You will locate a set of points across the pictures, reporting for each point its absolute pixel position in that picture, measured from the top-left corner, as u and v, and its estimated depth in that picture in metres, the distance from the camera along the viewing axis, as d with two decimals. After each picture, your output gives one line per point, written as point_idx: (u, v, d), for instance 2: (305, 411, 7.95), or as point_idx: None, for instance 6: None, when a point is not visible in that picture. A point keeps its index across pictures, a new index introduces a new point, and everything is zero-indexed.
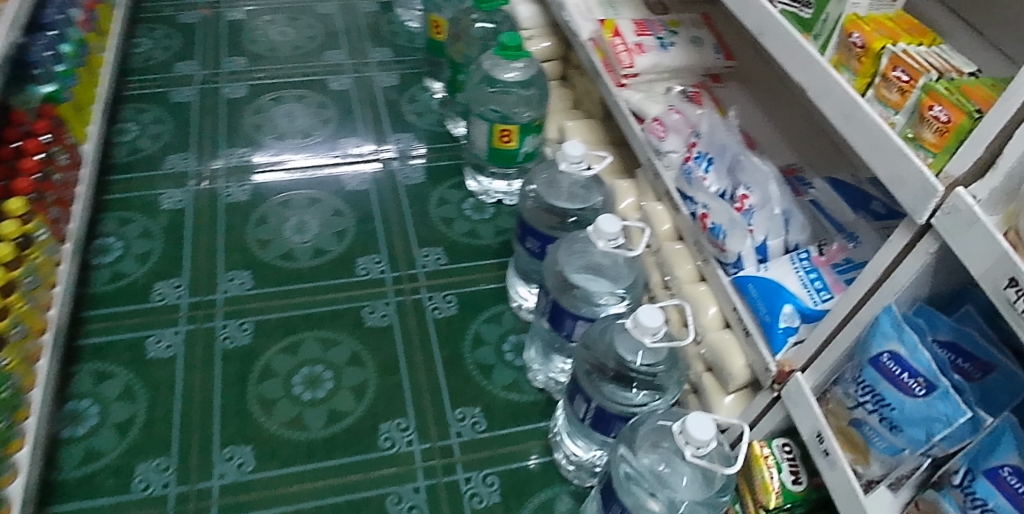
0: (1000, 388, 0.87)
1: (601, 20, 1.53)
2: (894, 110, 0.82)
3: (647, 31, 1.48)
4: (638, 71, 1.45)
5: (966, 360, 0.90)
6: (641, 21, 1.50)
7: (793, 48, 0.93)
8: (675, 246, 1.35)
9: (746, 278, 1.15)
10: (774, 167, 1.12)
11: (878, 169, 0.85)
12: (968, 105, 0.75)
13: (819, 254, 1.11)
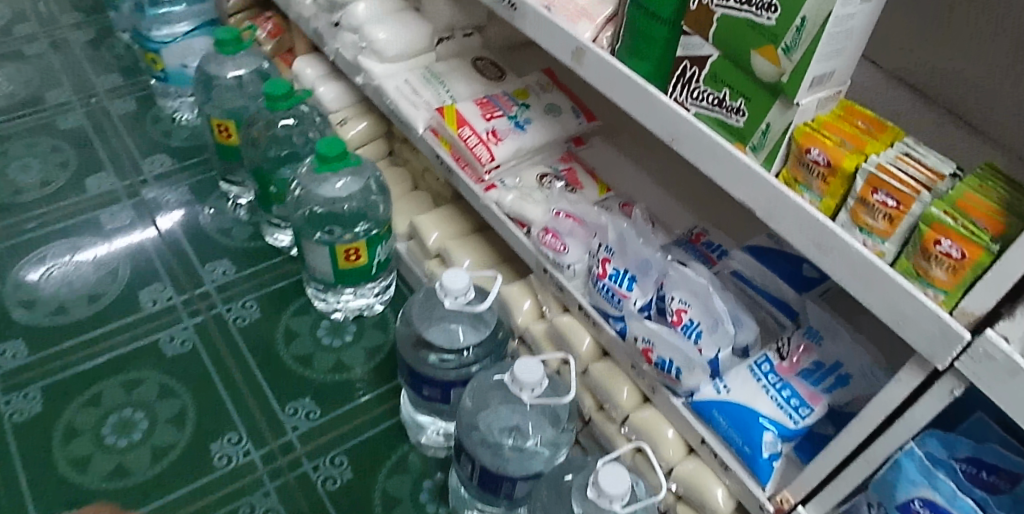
0: None
1: (437, 107, 1.27)
2: (881, 237, 0.65)
3: (496, 112, 1.24)
4: (500, 162, 1.21)
5: (990, 473, 0.76)
6: (485, 100, 1.26)
7: (725, 162, 0.73)
8: (603, 365, 1.14)
9: (708, 404, 0.97)
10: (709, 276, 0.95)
11: (871, 304, 0.68)
12: (985, 234, 0.59)
13: (781, 361, 0.95)
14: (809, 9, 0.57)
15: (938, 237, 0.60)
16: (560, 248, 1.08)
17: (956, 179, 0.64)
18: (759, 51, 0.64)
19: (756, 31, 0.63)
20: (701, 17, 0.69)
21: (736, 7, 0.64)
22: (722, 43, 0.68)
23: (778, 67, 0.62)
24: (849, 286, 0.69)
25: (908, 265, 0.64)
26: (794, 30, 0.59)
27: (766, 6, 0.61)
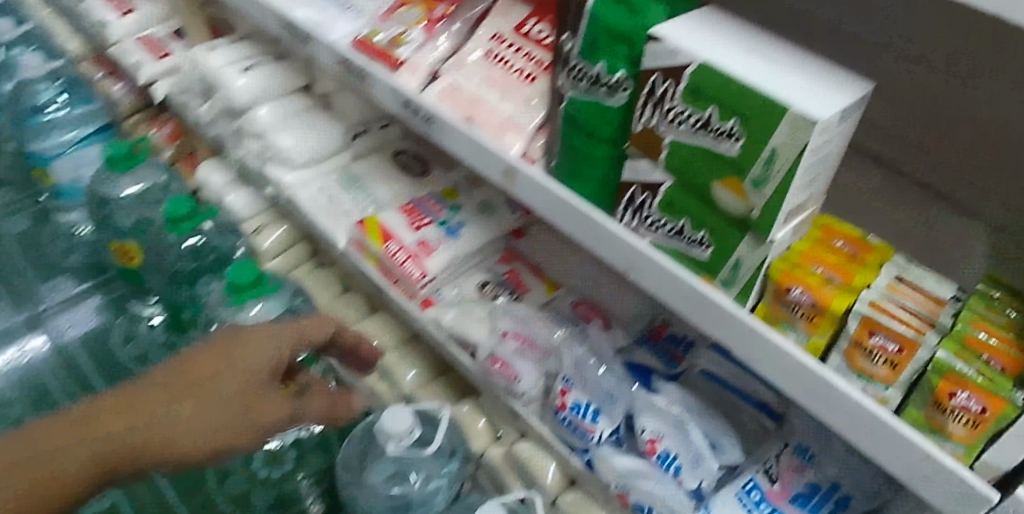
0: None
1: (358, 219, 1.15)
2: (883, 383, 0.55)
3: (423, 218, 1.14)
4: (434, 276, 1.09)
5: None
6: (411, 206, 1.15)
7: (690, 299, 0.62)
8: (574, 494, 1.01)
9: None
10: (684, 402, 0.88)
11: (877, 456, 0.58)
12: (1010, 387, 0.49)
13: (772, 485, 0.83)
14: (779, 141, 0.47)
15: (954, 389, 0.50)
16: (510, 374, 0.98)
17: (959, 307, 0.55)
18: (722, 183, 0.54)
19: (716, 161, 0.53)
20: (648, 141, 0.58)
21: (688, 133, 0.53)
22: (675, 169, 0.57)
23: (747, 202, 0.52)
24: (850, 434, 0.58)
25: (917, 415, 0.54)
26: (763, 163, 0.49)
27: (725, 134, 0.51)
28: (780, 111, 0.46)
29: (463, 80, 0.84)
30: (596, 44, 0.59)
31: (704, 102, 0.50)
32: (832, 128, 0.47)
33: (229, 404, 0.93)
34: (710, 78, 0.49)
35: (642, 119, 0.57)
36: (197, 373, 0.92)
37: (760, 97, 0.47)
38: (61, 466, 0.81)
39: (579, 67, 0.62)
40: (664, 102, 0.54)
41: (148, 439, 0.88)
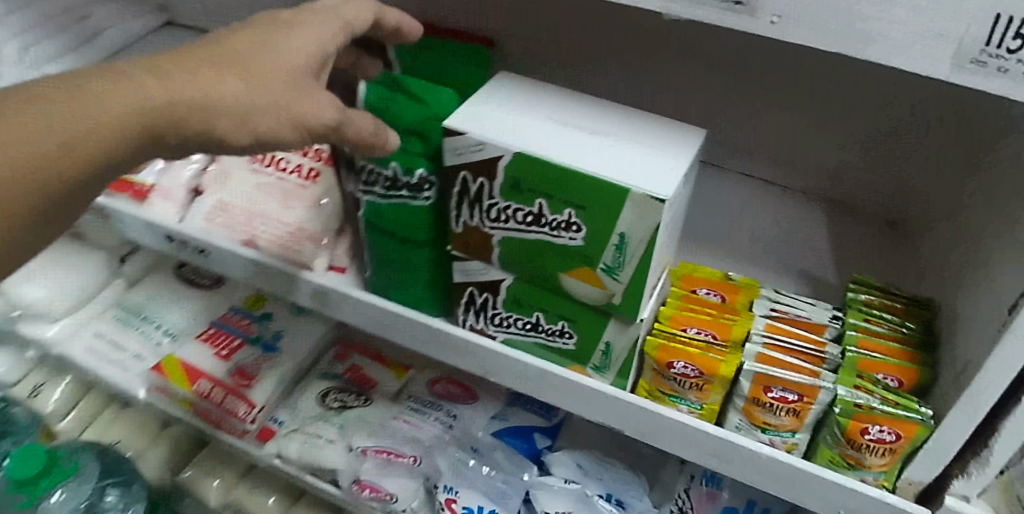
0: None
1: (152, 365, 0.92)
2: (790, 431, 0.51)
3: (232, 341, 0.95)
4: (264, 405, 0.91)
5: None
6: (213, 330, 0.95)
7: (567, 390, 0.55)
8: None
9: None
10: (576, 470, 0.84)
11: (799, 501, 0.53)
12: (915, 405, 0.46)
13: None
14: (627, 224, 0.40)
15: (865, 425, 0.46)
16: (384, 496, 0.85)
17: (839, 328, 0.52)
18: (570, 273, 0.45)
19: (559, 253, 0.44)
20: (473, 241, 0.48)
21: (518, 228, 0.44)
22: (513, 266, 0.48)
23: (605, 291, 0.45)
24: (767, 485, 0.54)
25: (832, 455, 0.50)
26: (615, 249, 0.42)
27: (563, 224, 0.42)
28: (620, 193, 0.38)
29: (231, 195, 0.70)
30: (380, 141, 0.48)
31: (530, 193, 0.42)
32: (679, 195, 0.41)
33: (282, 116, 0.40)
34: (530, 167, 0.40)
35: (458, 219, 0.47)
36: (243, 45, 0.40)
37: (593, 181, 0.39)
38: (137, 94, 0.37)
39: (369, 170, 0.50)
40: (480, 199, 0.44)
41: (187, 96, 0.38)
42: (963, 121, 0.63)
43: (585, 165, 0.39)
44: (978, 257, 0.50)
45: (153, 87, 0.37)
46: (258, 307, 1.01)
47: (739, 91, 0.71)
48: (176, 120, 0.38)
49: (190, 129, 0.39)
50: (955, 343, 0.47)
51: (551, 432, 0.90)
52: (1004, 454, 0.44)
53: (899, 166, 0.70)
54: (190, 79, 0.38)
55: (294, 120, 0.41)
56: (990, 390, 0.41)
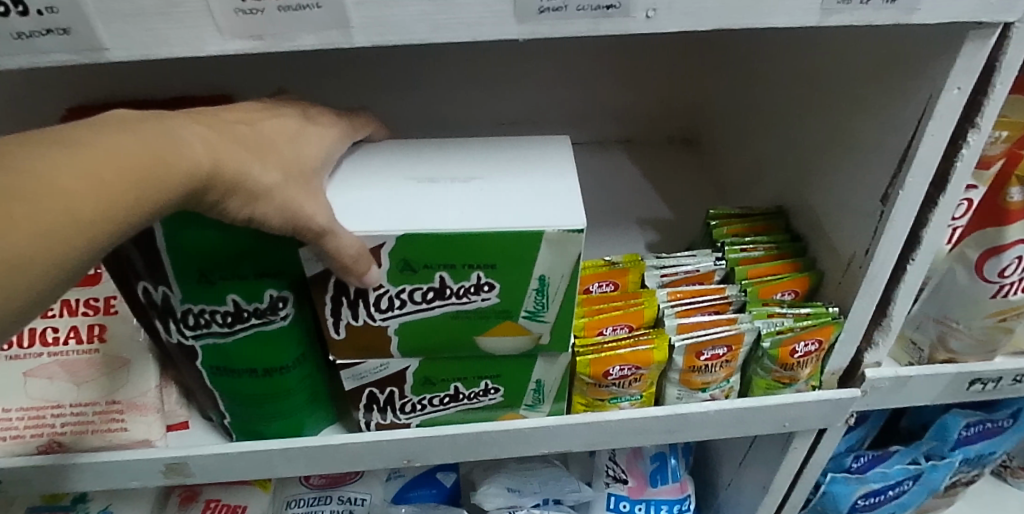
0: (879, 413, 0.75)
1: None
2: (725, 380, 0.51)
3: None
4: None
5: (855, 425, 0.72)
6: None
7: (508, 435, 0.50)
8: None
9: None
10: (509, 495, 0.74)
11: (747, 434, 0.54)
12: (822, 309, 0.49)
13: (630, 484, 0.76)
14: (545, 264, 0.36)
15: (792, 346, 0.48)
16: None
17: (725, 266, 0.53)
18: (488, 333, 0.40)
19: (472, 319, 0.39)
20: (361, 343, 0.41)
21: (418, 310, 0.38)
22: (418, 350, 0.42)
23: (533, 336, 0.40)
24: (718, 435, 0.54)
25: (767, 382, 0.51)
26: (537, 295, 0.38)
27: (473, 289, 0.37)
28: (530, 239, 0.34)
29: None
30: (205, 277, 0.38)
31: (427, 269, 0.36)
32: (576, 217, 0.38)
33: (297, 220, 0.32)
34: (420, 243, 0.34)
35: (338, 326, 0.39)
36: (263, 134, 0.33)
37: (497, 235, 0.34)
38: (158, 149, 0.28)
39: (196, 313, 0.40)
40: (364, 297, 0.37)
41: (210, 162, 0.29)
42: (716, 46, 0.68)
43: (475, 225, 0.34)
44: (801, 163, 0.54)
45: (176, 141, 0.29)
46: (63, 495, 0.69)
47: (523, 71, 0.66)
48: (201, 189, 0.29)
49: (210, 194, 0.30)
50: (821, 241, 0.52)
51: (451, 466, 0.84)
52: (902, 312, 0.50)
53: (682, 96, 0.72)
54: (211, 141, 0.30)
55: (307, 222, 0.32)
56: (882, 270, 0.47)
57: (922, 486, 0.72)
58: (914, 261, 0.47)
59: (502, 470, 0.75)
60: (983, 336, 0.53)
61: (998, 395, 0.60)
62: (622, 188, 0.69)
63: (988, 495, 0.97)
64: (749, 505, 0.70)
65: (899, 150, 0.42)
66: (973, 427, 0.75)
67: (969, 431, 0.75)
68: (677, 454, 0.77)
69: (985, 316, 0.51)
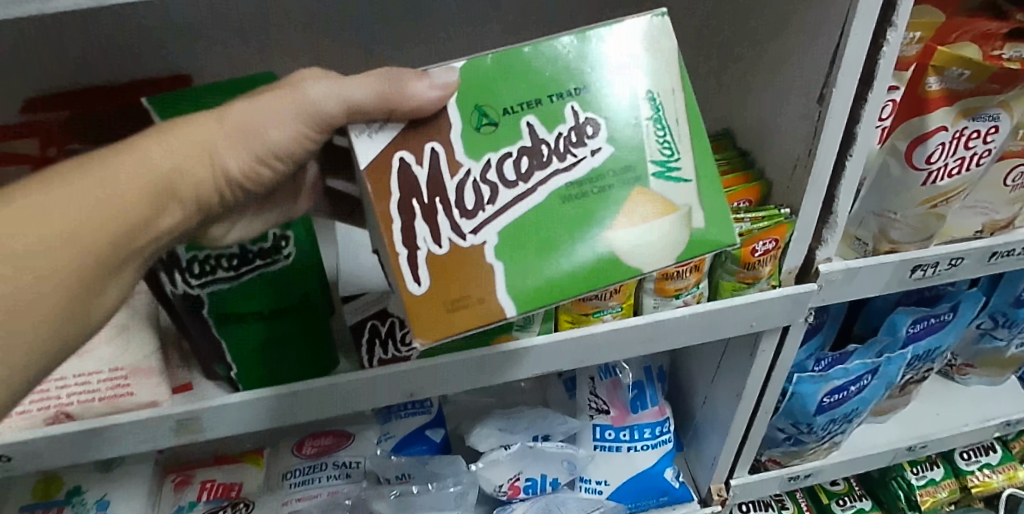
0: (832, 320, 0.81)
1: None
2: (694, 286, 0.55)
3: None
4: None
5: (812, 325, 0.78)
6: None
7: (504, 358, 0.53)
8: None
9: (617, 496, 0.78)
10: (500, 432, 0.75)
11: (720, 336, 0.59)
12: (774, 210, 0.54)
13: (613, 414, 0.78)
14: (649, 78, 0.39)
15: (752, 246, 0.53)
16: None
17: None
18: (619, 223, 0.39)
19: (592, 191, 0.38)
20: (458, 280, 0.38)
21: (518, 190, 0.38)
22: (539, 279, 0.38)
23: (677, 204, 0.39)
24: (694, 340, 0.58)
25: (732, 284, 0.56)
26: (655, 128, 0.39)
27: (580, 134, 0.38)
28: (608, 38, 0.38)
29: None
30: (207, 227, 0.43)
31: (513, 116, 0.37)
32: None
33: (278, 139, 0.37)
34: (489, 73, 0.37)
35: (422, 260, 0.37)
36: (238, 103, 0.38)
37: (573, 45, 0.38)
38: (112, 183, 0.33)
39: (201, 260, 0.44)
40: (444, 199, 0.37)
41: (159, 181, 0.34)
42: None
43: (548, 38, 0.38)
44: (744, 84, 0.58)
45: (124, 172, 0.34)
46: (59, 488, 0.70)
47: None
48: (167, 196, 0.35)
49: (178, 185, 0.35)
50: (767, 152, 0.57)
51: (440, 420, 0.79)
52: (848, 205, 0.55)
53: None
54: (150, 155, 0.34)
55: (315, 104, 0.37)
56: (825, 167, 0.52)
57: (881, 383, 0.78)
58: (851, 157, 0.52)
59: (493, 415, 0.77)
60: (919, 223, 0.59)
61: (936, 281, 0.66)
62: None
63: (938, 392, 1.05)
64: (725, 415, 0.75)
65: (829, 50, 0.47)
66: (917, 326, 0.81)
67: (915, 329, 0.81)
68: (653, 381, 0.79)
69: (918, 204, 0.57)
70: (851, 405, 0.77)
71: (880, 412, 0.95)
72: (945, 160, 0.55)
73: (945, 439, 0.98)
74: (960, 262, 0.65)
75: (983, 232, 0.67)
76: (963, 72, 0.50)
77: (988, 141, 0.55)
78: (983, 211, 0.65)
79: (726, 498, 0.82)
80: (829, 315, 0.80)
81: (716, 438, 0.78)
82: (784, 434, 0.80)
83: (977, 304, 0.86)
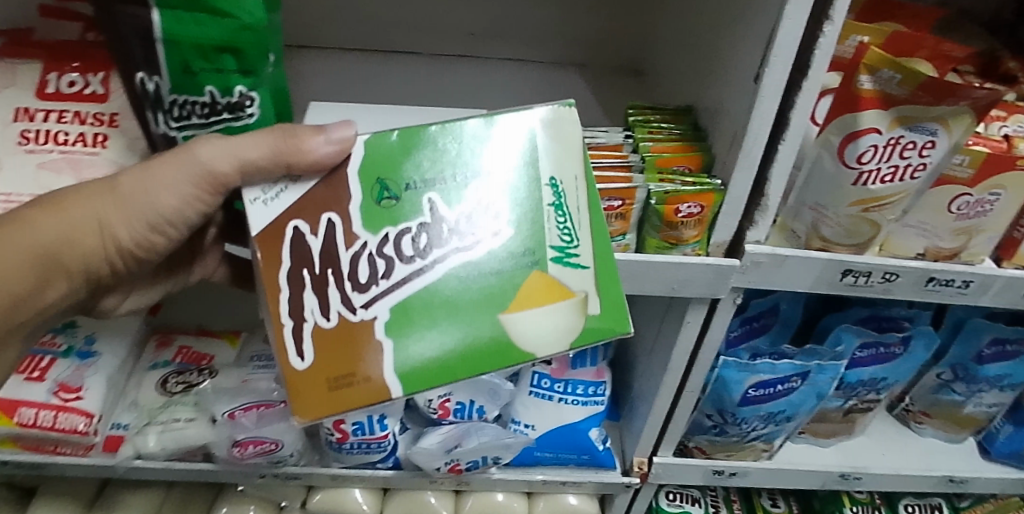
0: (784, 326, 0.83)
1: None
2: (622, 234, 0.60)
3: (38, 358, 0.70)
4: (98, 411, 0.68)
5: (757, 321, 0.80)
6: None
7: None
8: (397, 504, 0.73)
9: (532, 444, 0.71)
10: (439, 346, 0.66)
11: (641, 290, 0.63)
12: (706, 180, 0.59)
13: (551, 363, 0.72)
14: (553, 166, 0.43)
15: (677, 205, 0.58)
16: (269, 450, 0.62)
17: (633, 142, 0.62)
18: (513, 309, 0.41)
19: (490, 270, 0.41)
20: (344, 353, 0.41)
21: (414, 264, 0.41)
22: (427, 352, 0.40)
23: (574, 291, 0.42)
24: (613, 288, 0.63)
25: (657, 241, 0.61)
26: (556, 213, 0.42)
27: (482, 215, 0.42)
28: (513, 123, 0.43)
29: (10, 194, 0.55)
30: (187, 69, 0.48)
31: (412, 192, 0.42)
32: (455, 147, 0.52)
33: (159, 207, 0.49)
34: (388, 145, 0.42)
35: (308, 336, 0.41)
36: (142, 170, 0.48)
37: (476, 129, 0.42)
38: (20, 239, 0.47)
39: (180, 104, 0.49)
40: (337, 270, 0.41)
41: (56, 242, 0.48)
42: None
43: (453, 129, 0.42)
44: (711, 61, 0.62)
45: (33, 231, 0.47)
46: None
47: None
48: (68, 248, 0.49)
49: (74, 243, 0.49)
50: (717, 128, 0.61)
51: None
52: (780, 189, 0.59)
53: (621, 16, 0.75)
54: (57, 221, 0.48)
55: (204, 167, 0.45)
56: (756, 146, 0.56)
57: (816, 389, 0.77)
58: (783, 142, 0.56)
59: None
60: (850, 224, 0.63)
61: (866, 293, 0.70)
62: (558, 81, 0.74)
63: (890, 433, 1.05)
64: (651, 387, 0.74)
65: (768, 34, 0.52)
66: (862, 350, 0.84)
67: (861, 355, 0.84)
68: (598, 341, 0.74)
69: (849, 204, 0.61)
70: (779, 404, 0.76)
71: (825, 434, 0.95)
72: (878, 165, 0.59)
73: (884, 477, 0.98)
74: (894, 278, 0.68)
75: (923, 256, 0.70)
76: (893, 76, 0.54)
77: (924, 155, 0.59)
78: (925, 233, 0.68)
79: (645, 473, 0.79)
80: (783, 322, 0.83)
81: (643, 408, 0.77)
82: (710, 422, 0.79)
83: (932, 344, 0.86)
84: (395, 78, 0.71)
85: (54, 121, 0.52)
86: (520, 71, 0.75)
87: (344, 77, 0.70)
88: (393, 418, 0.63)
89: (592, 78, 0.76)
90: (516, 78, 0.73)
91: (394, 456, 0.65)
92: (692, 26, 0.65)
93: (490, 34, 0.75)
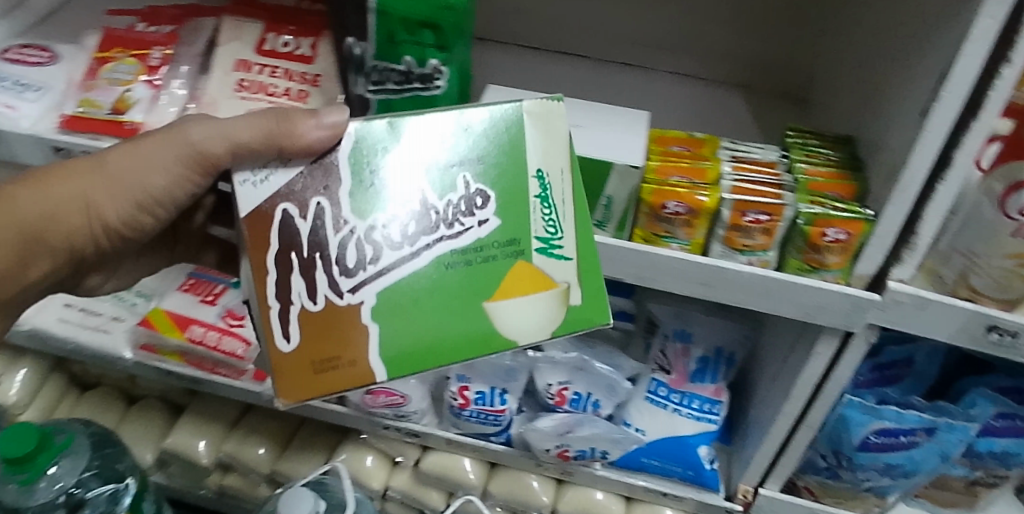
0: (915, 379, 0.79)
1: (140, 321, 0.75)
2: (763, 250, 0.60)
3: (215, 286, 0.78)
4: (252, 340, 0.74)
5: (888, 369, 0.77)
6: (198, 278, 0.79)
7: None
8: (504, 479, 0.72)
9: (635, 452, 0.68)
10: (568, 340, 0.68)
11: (774, 310, 0.63)
12: (858, 208, 0.58)
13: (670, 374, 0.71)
14: (539, 158, 0.44)
15: (823, 229, 0.57)
16: (398, 399, 0.63)
17: (787, 164, 0.63)
18: (495, 297, 0.44)
19: (475, 261, 0.44)
20: (331, 335, 0.43)
21: (400, 251, 0.43)
22: (414, 336, 0.43)
23: (556, 281, 0.45)
24: (744, 303, 0.63)
25: (798, 263, 0.61)
26: (542, 206, 0.45)
27: (469, 204, 0.43)
28: (503, 116, 0.44)
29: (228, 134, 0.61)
30: (390, 40, 0.53)
31: (398, 182, 0.43)
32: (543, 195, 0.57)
33: (146, 187, 0.52)
34: (375, 133, 0.44)
35: (295, 318, 0.43)
36: (127, 155, 0.51)
37: (459, 124, 0.44)
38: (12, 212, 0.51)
39: (379, 70, 0.54)
40: (325, 253, 0.43)
41: (43, 218, 0.52)
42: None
43: (439, 122, 0.44)
44: (882, 93, 0.61)
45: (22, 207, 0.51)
46: None
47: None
48: (56, 224, 0.53)
49: (64, 219, 0.53)
50: (877, 160, 0.60)
51: None
52: (933, 230, 0.57)
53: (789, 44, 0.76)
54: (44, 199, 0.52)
55: (196, 147, 0.48)
56: (914, 184, 0.54)
57: (943, 448, 0.73)
58: (943, 180, 0.54)
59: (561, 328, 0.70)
60: (1003, 278, 0.60)
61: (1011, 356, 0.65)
62: (717, 97, 0.75)
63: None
64: (766, 416, 0.73)
65: (943, 69, 0.51)
66: (999, 420, 0.78)
67: (997, 424, 0.78)
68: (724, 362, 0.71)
69: (1007, 256, 0.58)
70: (898, 459, 0.73)
71: (943, 504, 0.88)
72: None
73: None
74: None
75: None
76: None
77: None
78: None
79: (749, 501, 0.77)
80: (914, 375, 0.79)
81: (755, 436, 0.75)
82: (824, 463, 0.77)
83: None
84: (556, 76, 0.75)
85: (268, 75, 0.58)
86: (681, 83, 0.77)
87: (515, 71, 0.74)
88: (513, 394, 0.64)
89: (752, 99, 0.77)
90: (675, 90, 0.75)
91: (507, 432, 0.67)
92: (864, 56, 0.65)
93: (648, 45, 0.77)
